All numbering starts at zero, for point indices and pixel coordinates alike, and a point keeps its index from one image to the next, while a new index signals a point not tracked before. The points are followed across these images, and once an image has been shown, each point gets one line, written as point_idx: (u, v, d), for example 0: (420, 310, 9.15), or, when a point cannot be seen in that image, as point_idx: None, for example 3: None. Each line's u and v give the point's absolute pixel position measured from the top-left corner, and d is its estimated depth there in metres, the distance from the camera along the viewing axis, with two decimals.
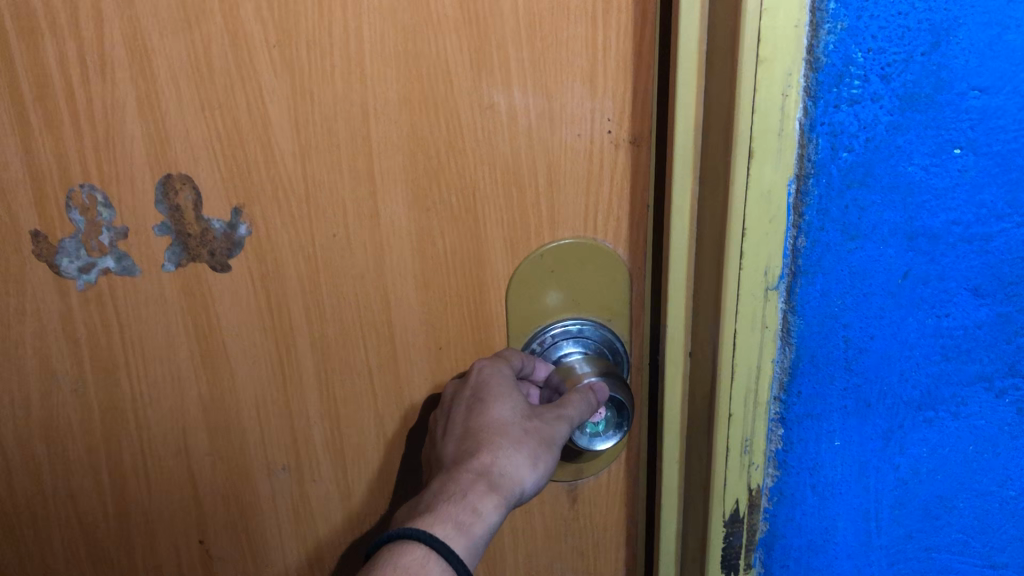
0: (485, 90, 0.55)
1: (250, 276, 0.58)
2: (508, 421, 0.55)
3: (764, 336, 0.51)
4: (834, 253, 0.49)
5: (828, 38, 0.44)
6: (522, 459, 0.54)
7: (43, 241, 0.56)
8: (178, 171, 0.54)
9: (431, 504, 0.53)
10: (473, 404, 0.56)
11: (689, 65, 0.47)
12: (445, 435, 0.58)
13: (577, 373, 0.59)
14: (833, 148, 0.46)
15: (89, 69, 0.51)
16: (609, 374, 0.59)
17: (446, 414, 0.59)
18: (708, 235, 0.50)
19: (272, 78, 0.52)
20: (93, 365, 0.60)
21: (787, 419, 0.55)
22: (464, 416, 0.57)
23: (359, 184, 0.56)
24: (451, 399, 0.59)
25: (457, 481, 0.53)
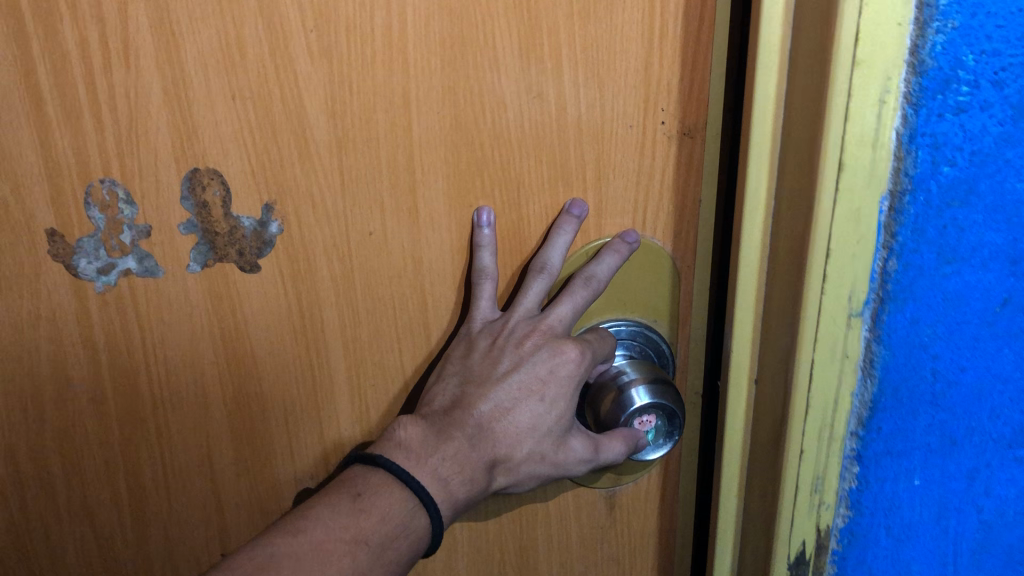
0: (534, 78, 0.52)
1: (281, 278, 0.54)
2: (552, 427, 0.55)
3: (844, 366, 0.48)
4: (928, 278, 0.46)
5: (936, 38, 0.40)
6: (532, 468, 0.56)
7: (59, 240, 0.51)
8: (206, 165, 0.50)
9: (444, 467, 0.52)
10: (536, 389, 0.55)
11: (769, 68, 0.44)
12: (488, 366, 0.54)
13: (624, 383, 0.57)
14: (934, 162, 0.43)
15: (112, 54, 0.47)
16: (657, 381, 0.56)
17: (507, 346, 0.55)
18: (784, 250, 0.47)
19: (309, 64, 0.49)
20: (112, 371, 0.55)
21: (864, 456, 0.52)
22: (520, 387, 0.54)
23: (397, 180, 0.53)
24: (526, 343, 0.55)
25: (474, 459, 0.53)
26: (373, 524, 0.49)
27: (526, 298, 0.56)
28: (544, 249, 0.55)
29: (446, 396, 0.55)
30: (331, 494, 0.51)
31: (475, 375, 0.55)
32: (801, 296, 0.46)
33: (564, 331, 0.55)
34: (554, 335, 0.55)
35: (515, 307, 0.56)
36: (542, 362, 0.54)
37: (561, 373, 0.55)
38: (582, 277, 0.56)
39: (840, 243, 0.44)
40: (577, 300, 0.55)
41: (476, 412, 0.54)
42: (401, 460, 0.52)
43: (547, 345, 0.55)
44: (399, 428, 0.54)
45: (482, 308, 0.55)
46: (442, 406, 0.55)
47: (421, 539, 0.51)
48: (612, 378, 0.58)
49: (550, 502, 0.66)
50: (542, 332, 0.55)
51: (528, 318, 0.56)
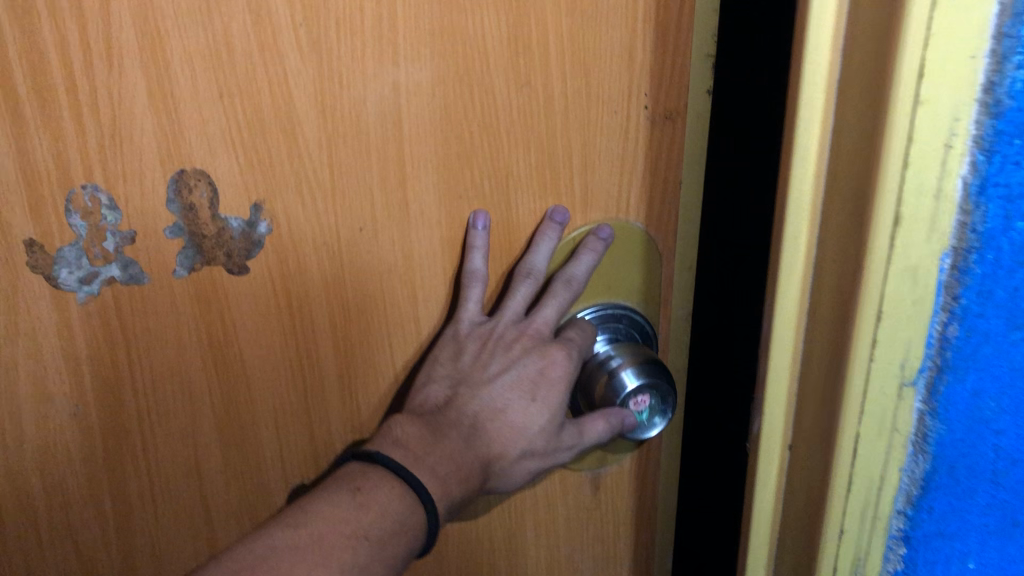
0: (522, 67, 0.52)
1: (271, 278, 0.53)
2: (544, 426, 0.57)
3: (893, 440, 0.42)
4: (992, 345, 0.39)
5: (1016, 74, 0.33)
6: (526, 466, 0.57)
7: (38, 250, 0.48)
8: (193, 166, 0.49)
9: (441, 467, 0.52)
10: (528, 390, 0.56)
11: (814, 103, 0.36)
12: (481, 370, 0.57)
13: (611, 365, 0.58)
14: (1008, 217, 0.36)
15: (94, 53, 0.45)
16: (643, 358, 0.58)
17: (496, 349, 0.57)
18: (825, 306, 0.40)
19: (299, 59, 0.48)
20: (96, 384, 0.53)
21: (911, 538, 0.46)
22: (511, 389, 0.57)
23: (388, 174, 0.52)
24: (515, 347, 0.57)
25: (470, 457, 0.54)
26: (373, 520, 0.48)
27: (512, 303, 0.57)
28: (529, 255, 0.57)
29: (436, 398, 0.56)
30: (329, 490, 0.50)
31: (467, 378, 0.57)
32: (849, 365, 0.39)
33: (549, 334, 0.57)
34: (540, 338, 0.57)
35: (502, 312, 0.57)
36: (532, 363, 0.56)
37: (550, 375, 0.57)
38: (563, 279, 0.57)
39: (890, 328, 0.38)
40: (560, 304, 0.57)
41: (469, 413, 0.56)
42: (400, 457, 0.51)
43: (535, 349, 0.56)
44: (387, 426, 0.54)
45: (470, 311, 0.56)
46: (432, 408, 0.56)
47: (418, 538, 0.50)
48: (598, 366, 0.59)
49: (538, 488, 0.67)
50: (529, 335, 0.57)
51: (514, 321, 0.57)
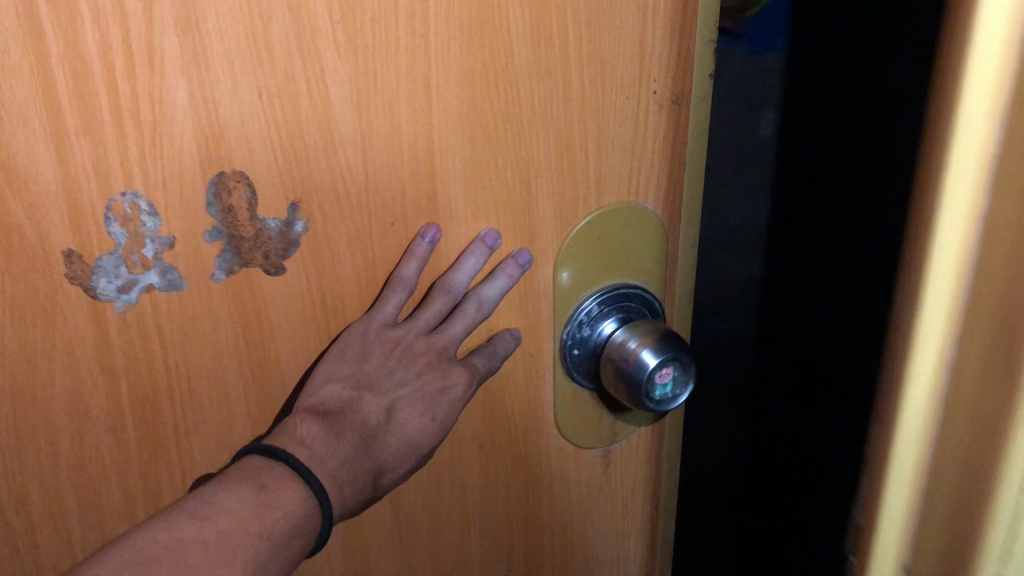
0: (543, 57, 0.53)
1: (306, 276, 0.53)
2: (431, 434, 0.60)
3: None
4: None
5: None
6: (393, 472, 0.59)
7: (77, 261, 0.47)
8: (232, 168, 0.48)
9: (340, 472, 0.55)
10: (428, 397, 0.59)
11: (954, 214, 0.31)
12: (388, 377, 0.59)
13: (630, 350, 0.60)
14: None
15: (135, 57, 0.44)
16: (657, 336, 0.59)
17: (401, 358, 0.59)
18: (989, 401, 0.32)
19: (335, 56, 0.48)
20: (133, 395, 0.52)
21: None
22: (410, 400, 0.60)
23: (417, 166, 0.53)
24: (420, 359, 0.59)
25: (364, 462, 0.56)
26: (275, 521, 0.50)
27: (423, 316, 0.59)
28: (450, 270, 0.58)
29: (338, 396, 0.56)
30: (232, 482, 0.51)
31: (371, 383, 0.59)
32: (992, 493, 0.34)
33: (453, 351, 0.60)
34: (446, 354, 0.59)
35: (411, 322, 0.59)
36: (434, 375, 0.59)
37: (449, 394, 0.59)
38: (473, 301, 0.59)
39: None
40: (468, 325, 0.59)
41: (370, 417, 0.58)
42: (303, 459, 0.53)
43: (437, 368, 0.59)
44: (293, 423, 0.54)
45: (387, 314, 0.55)
46: (333, 407, 0.56)
47: (310, 540, 0.52)
48: (616, 350, 0.60)
49: (556, 470, 0.68)
50: (434, 350, 0.59)
51: (422, 334, 0.60)
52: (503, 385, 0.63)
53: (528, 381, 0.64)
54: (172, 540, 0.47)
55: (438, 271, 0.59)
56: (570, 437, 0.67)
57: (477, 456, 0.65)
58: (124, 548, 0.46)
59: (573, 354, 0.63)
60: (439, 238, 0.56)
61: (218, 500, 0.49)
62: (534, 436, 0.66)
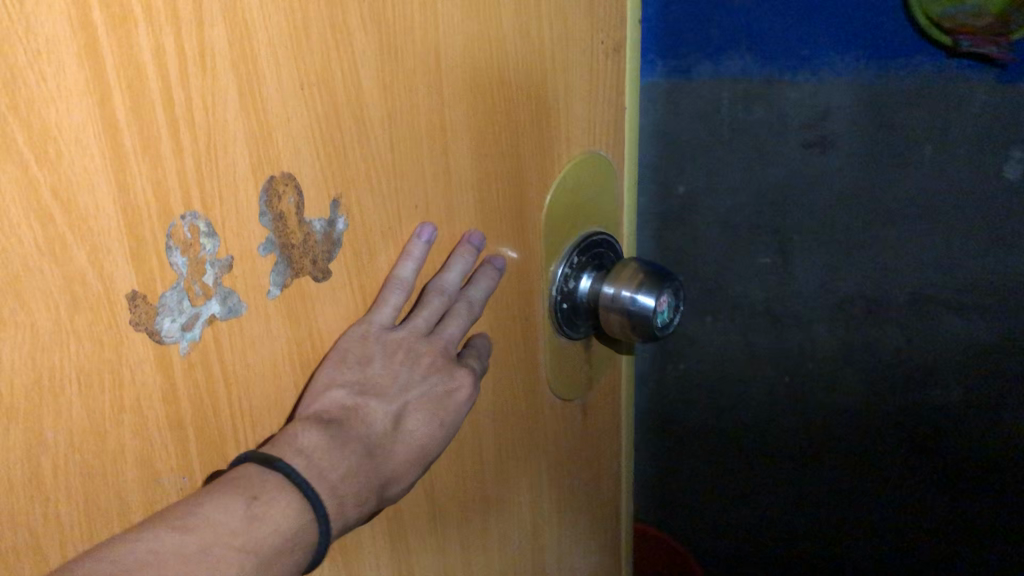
0: (524, 18, 0.55)
1: (347, 275, 0.51)
2: (433, 441, 0.54)
3: None
4: None
5: None
6: (394, 486, 0.52)
7: (141, 303, 0.41)
8: (281, 170, 0.45)
9: (341, 486, 0.47)
10: (433, 400, 0.54)
11: None
12: (393, 379, 0.53)
13: (623, 295, 0.63)
14: None
15: (189, 59, 0.40)
16: (644, 274, 0.63)
17: (404, 359, 0.53)
18: None
19: (364, 37, 0.47)
20: (202, 445, 0.46)
21: None
22: (418, 405, 0.54)
23: (432, 142, 0.52)
24: (422, 360, 0.54)
25: (369, 474, 0.50)
26: (265, 533, 0.43)
27: (422, 315, 0.55)
28: (442, 272, 0.56)
29: (343, 403, 0.50)
30: (217, 490, 0.43)
31: (376, 388, 0.52)
32: None
33: (453, 354, 0.56)
34: (447, 357, 0.56)
35: (411, 322, 0.54)
36: (434, 379, 0.55)
37: (454, 397, 0.55)
38: (464, 302, 0.57)
39: None
40: (464, 325, 0.56)
41: (377, 425, 0.52)
42: (301, 468, 0.46)
43: (442, 370, 0.55)
44: (293, 433, 0.47)
45: (386, 315, 0.52)
46: (336, 414, 0.50)
47: (305, 554, 0.45)
48: (609, 299, 0.64)
49: (549, 428, 0.70)
50: (435, 352, 0.55)
51: (422, 335, 0.55)
52: (507, 354, 0.64)
53: (526, 344, 0.65)
54: (153, 556, 0.39)
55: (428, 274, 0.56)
56: (560, 393, 0.69)
57: (491, 433, 0.65)
58: (88, 567, 0.38)
59: (563, 309, 0.66)
60: (433, 238, 0.54)
61: (202, 513, 0.42)
62: (531, 398, 0.67)
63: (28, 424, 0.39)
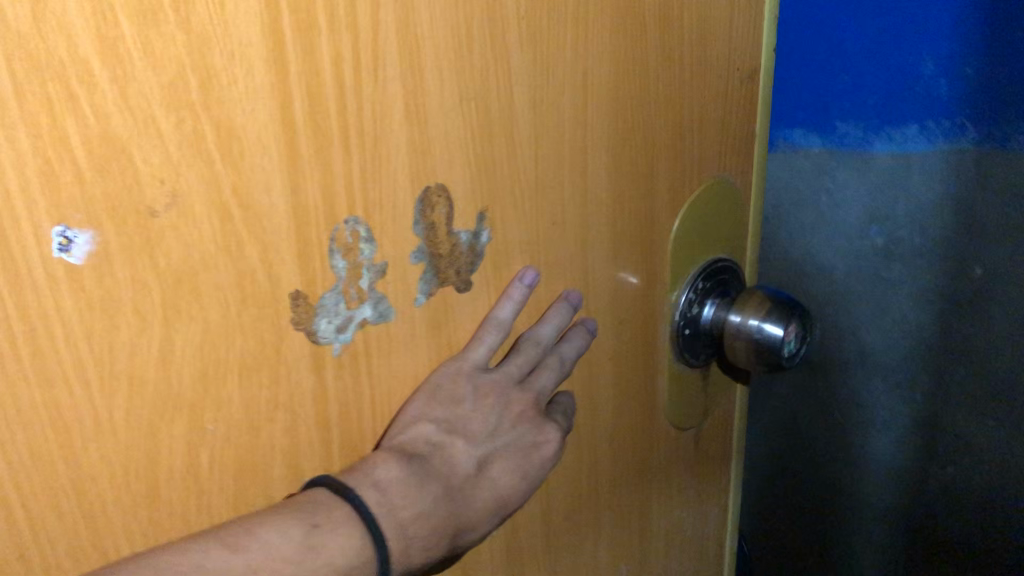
0: (668, 42, 0.55)
1: (486, 288, 0.51)
2: (508, 492, 0.51)
3: None
4: None
5: None
6: (465, 534, 0.48)
7: (302, 304, 0.42)
8: (435, 181, 0.46)
9: (411, 527, 0.44)
10: (516, 450, 0.52)
11: None
12: (480, 423, 0.50)
13: (750, 323, 0.62)
14: None
15: (363, 67, 0.41)
16: (771, 303, 0.62)
17: (495, 403, 0.51)
18: None
19: (520, 54, 0.47)
20: (343, 447, 0.47)
21: None
22: (503, 453, 0.51)
23: (574, 160, 0.53)
24: (513, 407, 0.52)
25: (444, 518, 0.46)
26: (320, 568, 0.39)
27: (515, 362, 0.53)
28: (536, 324, 0.55)
29: (430, 438, 0.48)
30: (285, 511, 0.40)
31: (464, 429, 0.50)
32: None
33: (541, 407, 0.54)
34: (536, 408, 0.53)
35: (504, 368, 0.52)
36: (520, 429, 0.52)
37: (539, 451, 0.53)
38: (556, 357, 0.55)
39: None
40: (556, 379, 0.54)
41: (459, 466, 0.48)
42: (375, 502, 0.43)
43: (531, 421, 0.53)
44: (375, 464, 0.45)
45: (481, 355, 0.51)
46: (422, 449, 0.47)
47: None
48: (735, 328, 0.63)
49: (662, 456, 0.69)
50: (526, 400, 0.53)
51: (513, 383, 0.53)
52: (627, 377, 0.63)
53: (647, 368, 0.64)
54: (196, 572, 0.36)
55: (526, 324, 0.55)
56: (675, 421, 0.68)
57: (608, 456, 0.64)
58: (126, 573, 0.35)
59: (685, 334, 0.65)
60: (534, 283, 0.53)
61: (261, 534, 0.39)
62: (647, 423, 0.66)
63: (192, 414, 0.40)
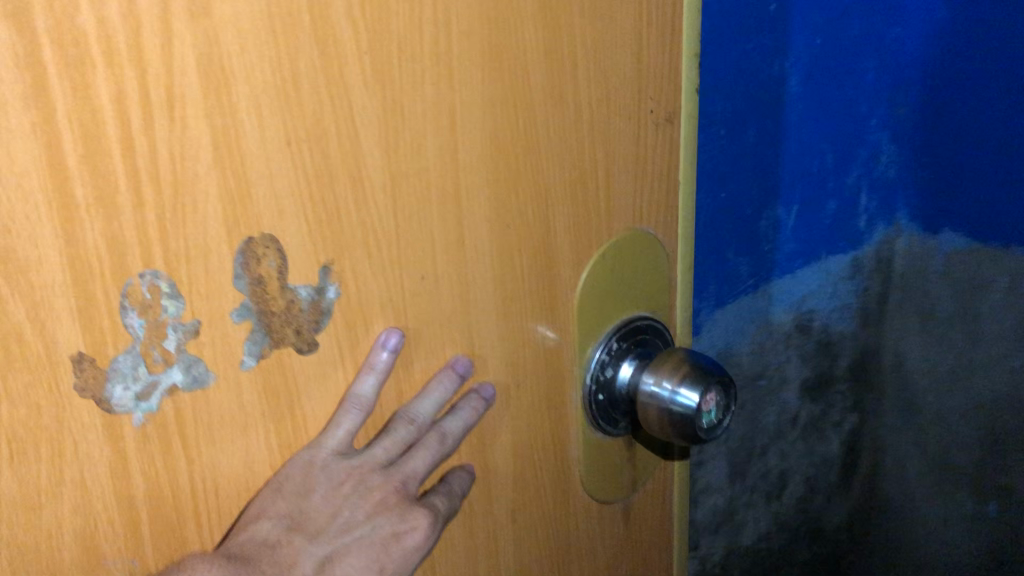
0: (558, 80, 0.51)
1: (339, 350, 0.46)
2: None
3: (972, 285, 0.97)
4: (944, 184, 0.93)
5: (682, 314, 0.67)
6: None
7: (88, 367, 0.38)
8: (261, 231, 0.41)
9: None
10: (376, 543, 0.50)
11: None
12: (326, 517, 0.49)
13: (664, 393, 0.56)
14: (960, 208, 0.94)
15: (155, 105, 0.37)
16: (689, 369, 0.56)
17: (348, 497, 0.49)
18: None
19: (365, 93, 0.43)
20: (154, 527, 0.42)
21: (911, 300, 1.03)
22: (353, 548, 0.49)
23: (445, 208, 0.48)
24: (372, 497, 0.49)
25: None
26: None
27: (381, 446, 0.50)
28: (411, 401, 0.51)
29: (267, 537, 0.46)
30: None
31: (307, 523, 0.48)
32: None
33: (412, 491, 0.51)
34: (404, 493, 0.50)
35: (366, 453, 0.49)
36: (384, 520, 0.50)
37: (403, 540, 0.50)
38: (435, 435, 0.51)
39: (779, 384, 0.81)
40: (431, 461, 0.51)
41: (295, 566, 0.47)
42: None
43: (392, 509, 0.50)
44: (188, 568, 0.43)
45: (338, 440, 0.47)
46: (253, 549, 0.45)
47: None
48: (648, 396, 0.57)
49: (582, 532, 0.63)
50: (390, 488, 0.50)
51: (377, 469, 0.50)
52: (531, 446, 0.58)
53: (555, 436, 0.59)
54: None
55: (402, 401, 0.51)
56: (596, 494, 0.62)
57: (511, 533, 0.58)
58: None
59: (598, 399, 0.59)
60: (401, 348, 0.48)
61: None
62: (559, 498, 0.60)
63: None
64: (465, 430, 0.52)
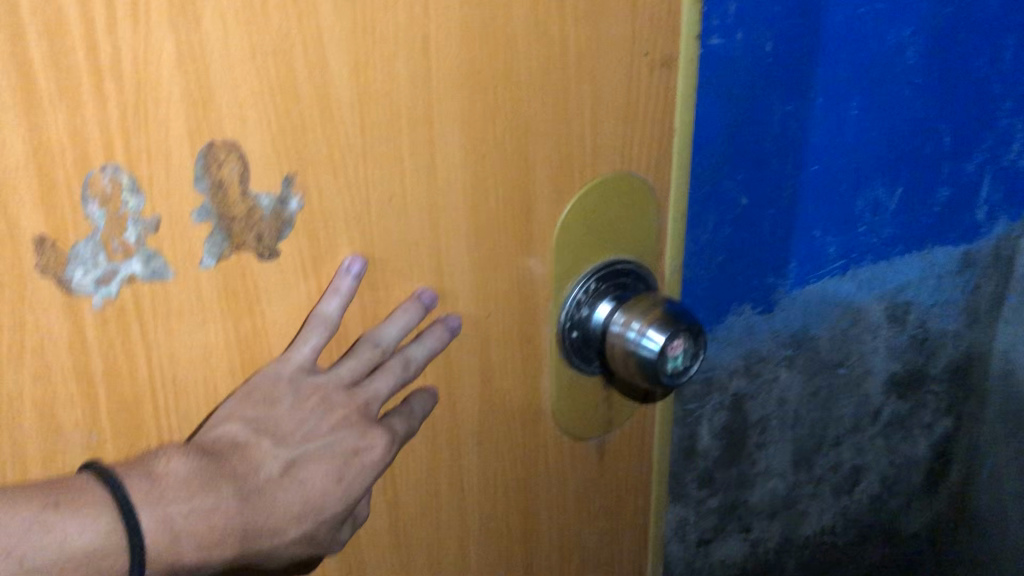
0: (542, 13, 0.51)
1: (301, 260, 0.48)
2: (327, 498, 0.50)
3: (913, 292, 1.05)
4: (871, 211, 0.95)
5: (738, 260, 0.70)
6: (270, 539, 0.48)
7: (50, 249, 0.41)
8: (222, 137, 0.43)
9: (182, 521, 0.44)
10: (339, 456, 0.51)
11: None
12: (294, 426, 0.50)
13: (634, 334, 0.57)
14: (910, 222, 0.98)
15: (119, 7, 0.39)
16: (660, 314, 0.57)
17: (314, 411, 0.50)
18: None
19: (333, 12, 0.44)
20: (111, 402, 0.46)
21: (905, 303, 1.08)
22: (319, 458, 0.50)
23: (416, 132, 0.49)
24: (337, 412, 0.51)
25: (235, 519, 0.46)
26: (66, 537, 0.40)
27: (347, 365, 0.52)
28: (377, 325, 0.53)
29: (235, 437, 0.48)
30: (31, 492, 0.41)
31: (275, 430, 0.49)
32: None
33: (374, 412, 0.53)
34: (367, 412, 0.52)
35: (332, 371, 0.51)
36: (348, 435, 0.51)
37: (364, 456, 0.52)
38: (399, 360, 0.54)
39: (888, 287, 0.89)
40: (393, 385, 0.53)
41: (262, 469, 0.48)
42: (141, 489, 0.43)
43: (354, 426, 0.52)
44: (164, 459, 0.45)
45: (302, 356, 0.50)
46: (221, 447, 0.47)
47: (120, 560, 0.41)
48: (619, 338, 0.58)
49: (551, 464, 0.65)
50: (355, 405, 0.52)
51: (341, 387, 0.52)
52: (501, 375, 0.59)
53: (526, 367, 0.60)
54: None
55: (368, 324, 0.53)
56: (568, 429, 0.64)
57: (475, 455, 0.60)
58: None
59: (572, 337, 0.61)
60: (365, 271, 0.50)
61: None
62: (528, 428, 0.62)
63: None
64: (430, 357, 0.55)
